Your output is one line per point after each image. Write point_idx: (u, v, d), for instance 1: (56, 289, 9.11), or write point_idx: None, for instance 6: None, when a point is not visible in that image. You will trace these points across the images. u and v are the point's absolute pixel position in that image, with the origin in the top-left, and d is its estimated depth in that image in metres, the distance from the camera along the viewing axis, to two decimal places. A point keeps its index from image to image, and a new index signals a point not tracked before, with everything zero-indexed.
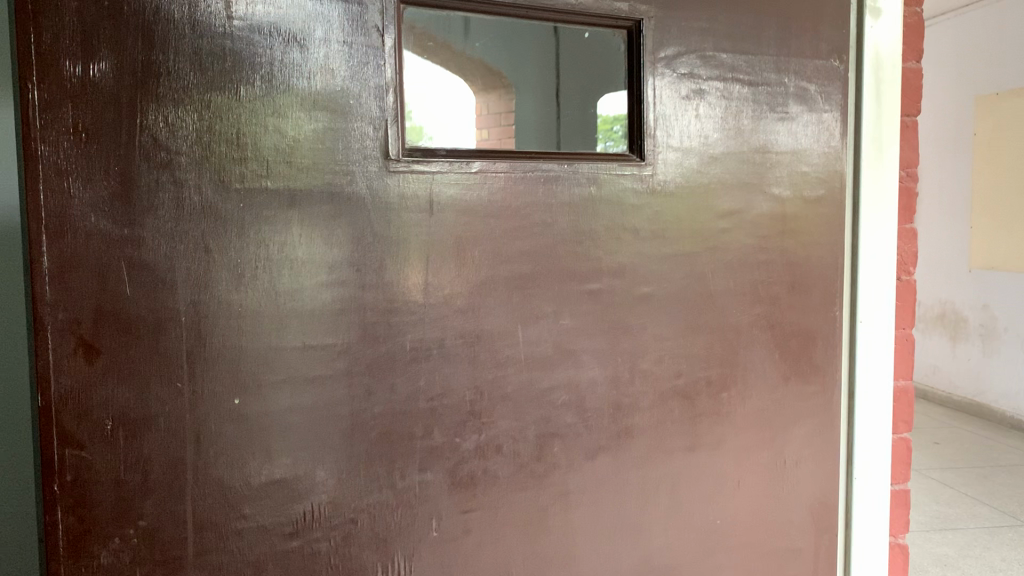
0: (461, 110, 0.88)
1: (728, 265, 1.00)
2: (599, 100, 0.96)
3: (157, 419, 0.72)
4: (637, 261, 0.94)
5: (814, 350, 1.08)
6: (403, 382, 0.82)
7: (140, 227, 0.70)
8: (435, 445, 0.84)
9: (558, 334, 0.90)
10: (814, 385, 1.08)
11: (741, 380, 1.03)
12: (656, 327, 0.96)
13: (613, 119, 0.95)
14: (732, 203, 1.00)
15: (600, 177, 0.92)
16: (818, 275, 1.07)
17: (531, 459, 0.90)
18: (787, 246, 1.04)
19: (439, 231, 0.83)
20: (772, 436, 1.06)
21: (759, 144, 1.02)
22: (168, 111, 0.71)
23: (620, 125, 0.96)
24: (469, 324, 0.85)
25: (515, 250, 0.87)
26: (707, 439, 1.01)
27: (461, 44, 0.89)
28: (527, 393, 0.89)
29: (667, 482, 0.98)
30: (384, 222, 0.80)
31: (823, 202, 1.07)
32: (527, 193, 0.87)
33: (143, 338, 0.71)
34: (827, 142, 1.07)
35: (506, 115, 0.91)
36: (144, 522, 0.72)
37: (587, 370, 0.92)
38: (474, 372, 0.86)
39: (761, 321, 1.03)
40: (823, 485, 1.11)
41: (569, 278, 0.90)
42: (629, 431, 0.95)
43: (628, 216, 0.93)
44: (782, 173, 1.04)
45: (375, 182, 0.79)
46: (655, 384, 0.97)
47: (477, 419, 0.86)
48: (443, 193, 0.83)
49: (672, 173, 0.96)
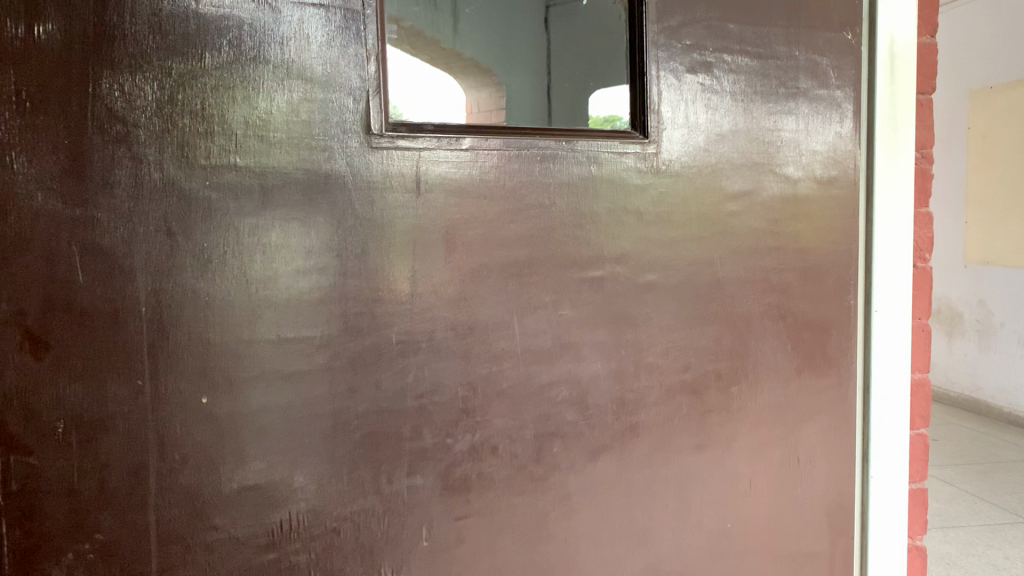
0: (451, 101, 0.80)
1: (736, 251, 0.94)
2: (591, 95, 0.88)
3: (115, 421, 0.65)
4: (641, 246, 0.87)
5: (828, 341, 1.01)
6: (390, 378, 0.75)
7: (94, 207, 0.63)
8: (425, 447, 0.77)
9: (558, 325, 0.83)
10: (829, 378, 1.02)
11: (752, 374, 0.96)
12: (662, 318, 0.89)
13: (603, 120, 0.88)
14: (741, 184, 0.94)
15: (599, 156, 0.85)
16: (831, 261, 1.00)
17: (529, 461, 0.83)
18: (798, 231, 0.98)
19: (427, 213, 0.76)
20: (785, 434, 0.99)
21: (768, 122, 0.95)
22: (124, 79, 0.64)
23: (612, 126, 0.88)
24: (460, 315, 0.78)
25: (510, 234, 0.80)
26: (716, 438, 0.94)
27: (450, 39, 0.83)
28: (524, 389, 0.82)
29: (674, 484, 0.92)
30: (367, 203, 0.73)
31: (835, 184, 1.01)
32: (522, 173, 0.81)
33: (98, 331, 0.64)
34: (838, 121, 1.01)
35: (496, 113, 0.83)
36: (102, 535, 0.65)
37: (589, 364, 0.85)
38: (467, 367, 0.79)
39: (772, 311, 0.97)
40: (839, 484, 1.04)
41: (568, 264, 0.83)
42: (634, 430, 0.89)
43: (631, 198, 0.87)
44: (793, 153, 0.97)
45: (357, 159, 0.72)
46: (662, 379, 0.90)
47: (470, 418, 0.79)
48: (431, 171, 0.76)
49: (678, 152, 0.89)
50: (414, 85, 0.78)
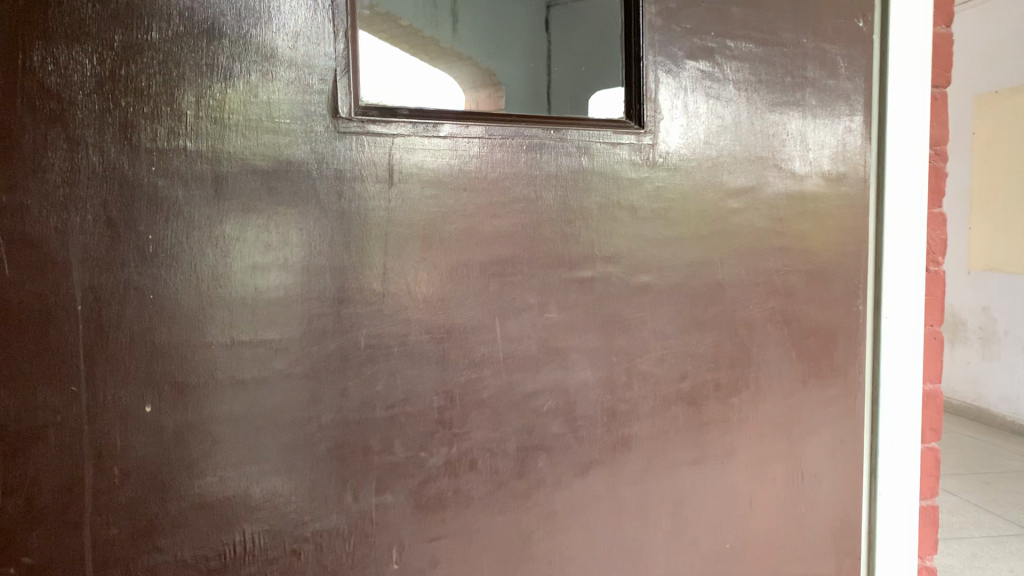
0: (434, 87, 0.73)
1: (738, 251, 0.87)
2: (592, 97, 0.81)
3: (45, 431, 0.59)
4: (635, 245, 0.81)
5: (835, 349, 0.95)
6: (357, 386, 0.68)
7: (23, 193, 0.57)
8: (396, 462, 0.71)
9: (544, 329, 0.77)
10: (836, 389, 0.95)
11: (753, 383, 0.90)
12: (657, 323, 0.83)
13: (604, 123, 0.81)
14: (744, 179, 0.87)
15: (591, 147, 0.78)
16: (838, 264, 0.94)
17: (511, 476, 0.76)
18: (804, 231, 0.91)
19: (400, 206, 0.69)
20: (788, 449, 0.93)
21: (772, 114, 0.89)
22: (60, 51, 0.57)
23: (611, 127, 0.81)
24: (436, 318, 0.72)
25: (492, 230, 0.74)
26: (714, 452, 0.88)
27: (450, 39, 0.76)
28: (506, 398, 0.75)
29: (670, 501, 0.85)
30: (334, 194, 0.67)
31: (844, 182, 0.94)
32: (506, 163, 0.74)
33: (27, 331, 0.58)
34: (846, 114, 0.94)
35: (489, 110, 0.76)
36: (30, 558, 0.59)
37: (577, 371, 0.79)
38: (444, 374, 0.72)
39: (776, 316, 0.90)
40: (845, 501, 0.98)
41: (556, 263, 0.77)
42: (625, 444, 0.82)
43: (625, 192, 0.80)
44: (799, 148, 0.91)
45: (322, 145, 0.66)
46: (657, 388, 0.83)
47: (447, 430, 0.73)
48: (405, 160, 0.69)
49: (675, 145, 0.83)
50: (387, 67, 0.71)
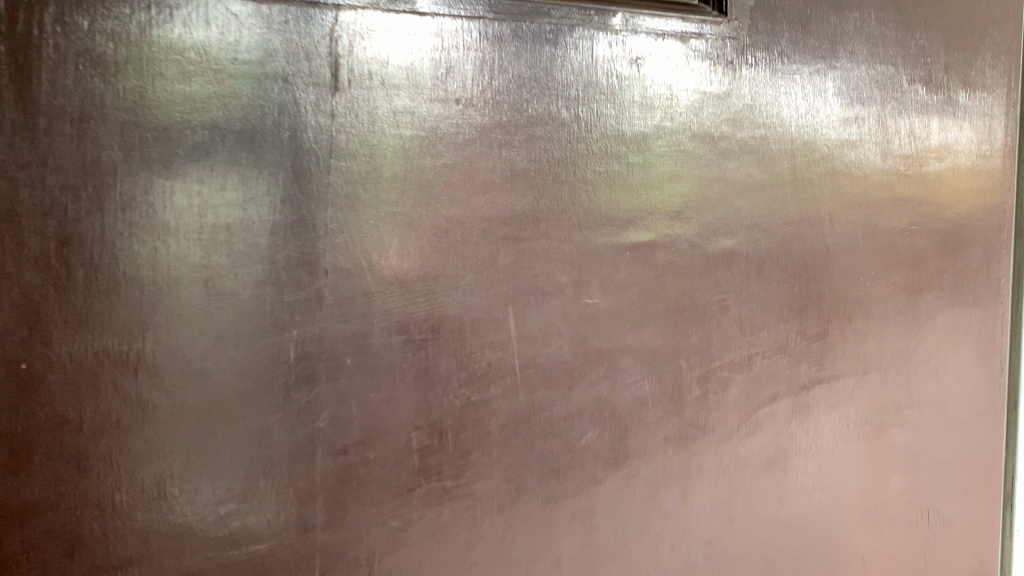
0: None
1: (850, 202, 0.60)
2: None
3: None
4: (714, 195, 0.54)
5: (973, 340, 0.68)
6: (285, 423, 0.42)
7: None
8: (353, 539, 0.44)
9: (580, 322, 0.50)
10: (974, 394, 0.69)
11: (871, 391, 0.63)
12: (744, 309, 0.56)
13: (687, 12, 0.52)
14: (860, 101, 0.60)
15: (649, 42, 0.51)
16: (979, 221, 0.67)
17: (533, 544, 0.50)
18: (934, 176, 0.65)
19: (351, 125, 0.43)
20: (913, 480, 0.67)
21: (898, 7, 0.61)
22: None
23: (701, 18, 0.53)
24: (413, 310, 0.45)
25: (502, 169, 0.47)
26: (819, 491, 0.61)
27: None
28: (527, 430, 0.49)
29: (760, 562, 0.59)
30: (235, 102, 0.40)
31: (988, 105, 0.67)
32: (522, 61, 0.47)
33: None
34: (996, 14, 0.66)
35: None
36: None
37: (630, 385, 0.52)
38: (428, 397, 0.46)
39: (900, 298, 0.64)
40: (984, 543, 0.71)
41: (599, 221, 0.50)
42: (699, 485, 0.56)
43: (698, 113, 0.53)
44: (932, 58, 0.63)
45: (212, 19, 0.39)
46: (742, 405, 0.57)
47: (435, 484, 0.46)
48: (359, 50, 0.42)
49: (767, 47, 0.55)
50: None
